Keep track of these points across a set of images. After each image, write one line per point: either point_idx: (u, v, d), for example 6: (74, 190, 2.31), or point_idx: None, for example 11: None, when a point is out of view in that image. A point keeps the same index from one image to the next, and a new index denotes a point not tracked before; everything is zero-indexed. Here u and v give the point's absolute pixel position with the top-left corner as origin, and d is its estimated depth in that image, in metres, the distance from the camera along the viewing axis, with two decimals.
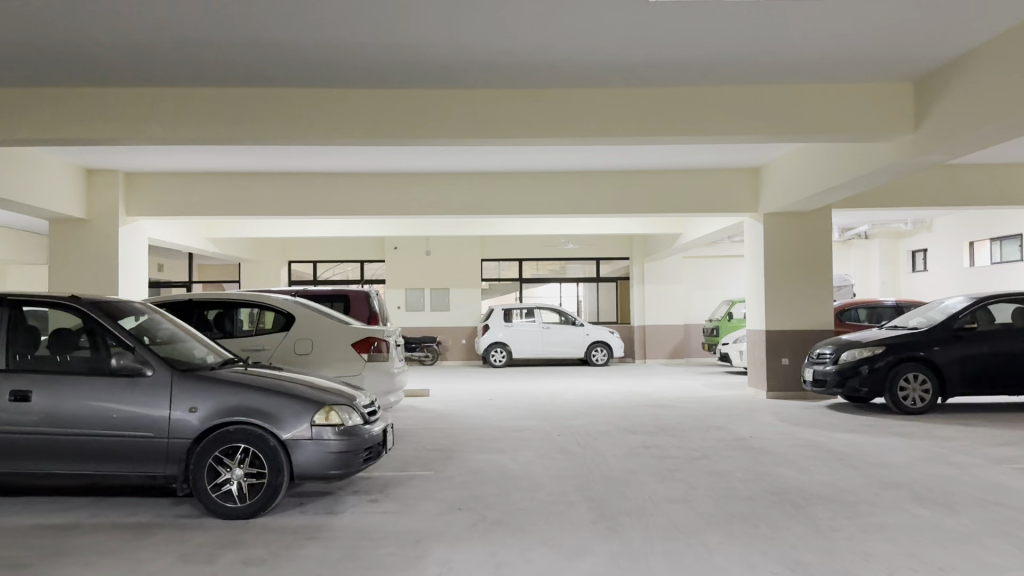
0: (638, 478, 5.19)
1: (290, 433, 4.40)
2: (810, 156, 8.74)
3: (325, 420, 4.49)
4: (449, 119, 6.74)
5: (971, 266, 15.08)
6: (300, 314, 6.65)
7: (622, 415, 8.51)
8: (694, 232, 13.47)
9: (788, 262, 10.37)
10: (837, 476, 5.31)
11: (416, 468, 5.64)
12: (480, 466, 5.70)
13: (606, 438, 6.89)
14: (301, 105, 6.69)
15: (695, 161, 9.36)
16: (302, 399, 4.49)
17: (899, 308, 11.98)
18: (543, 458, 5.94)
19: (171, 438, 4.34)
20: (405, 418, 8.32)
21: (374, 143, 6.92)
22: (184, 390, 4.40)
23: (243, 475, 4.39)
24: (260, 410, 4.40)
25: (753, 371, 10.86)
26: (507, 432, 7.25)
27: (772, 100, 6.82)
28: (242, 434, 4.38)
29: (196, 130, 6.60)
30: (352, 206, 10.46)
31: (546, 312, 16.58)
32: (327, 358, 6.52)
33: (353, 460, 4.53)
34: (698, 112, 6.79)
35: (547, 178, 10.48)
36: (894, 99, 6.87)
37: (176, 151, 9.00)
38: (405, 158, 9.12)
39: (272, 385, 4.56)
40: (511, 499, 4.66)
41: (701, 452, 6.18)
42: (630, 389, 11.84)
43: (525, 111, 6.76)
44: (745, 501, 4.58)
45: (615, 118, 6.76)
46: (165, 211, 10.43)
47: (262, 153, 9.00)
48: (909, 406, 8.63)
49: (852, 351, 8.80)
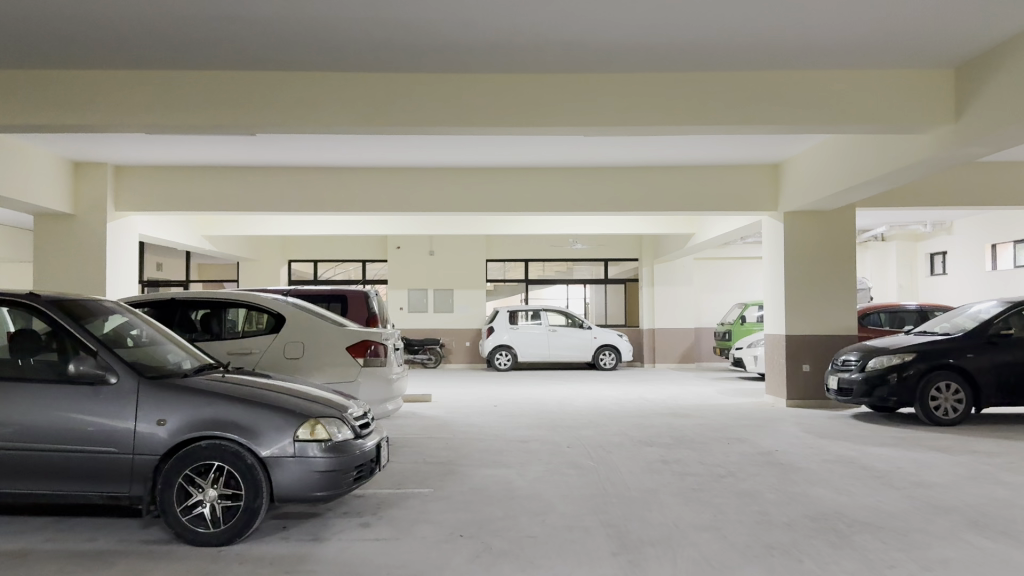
0: (658, 500, 4.68)
1: (270, 450, 3.90)
2: (836, 152, 8.23)
3: (310, 435, 3.98)
4: (454, 105, 6.24)
5: (994, 270, 14.52)
6: (291, 315, 6.14)
7: (636, 424, 8.01)
8: (706, 232, 12.97)
9: (809, 264, 9.86)
10: (879, 498, 4.80)
11: (413, 485, 5.14)
12: (485, 483, 5.19)
13: (620, 451, 6.38)
14: (294, 90, 6.20)
15: (713, 155, 8.85)
16: (285, 410, 3.99)
17: (923, 312, 11.45)
18: (553, 475, 5.44)
19: (136, 454, 3.86)
20: (405, 426, 7.83)
21: (372, 132, 6.44)
22: (152, 400, 3.91)
23: (217, 496, 3.89)
24: (236, 424, 3.90)
25: (771, 378, 10.32)
26: (514, 444, 6.75)
27: (804, 88, 6.29)
28: (216, 451, 3.88)
29: (179, 117, 6.11)
30: (352, 203, 9.98)
31: (553, 314, 16.09)
32: (319, 363, 6.01)
33: (342, 480, 4.02)
34: (723, 98, 6.28)
35: (556, 174, 9.99)
36: (934, 87, 6.34)
37: (166, 142, 8.53)
38: (405, 150, 8.63)
39: (252, 395, 4.07)
40: (518, 524, 4.16)
41: (725, 469, 5.67)
42: (641, 395, 11.31)
43: (536, 96, 6.27)
44: (782, 530, 4.07)
45: (634, 105, 6.26)
46: (155, 207, 9.95)
47: (254, 144, 8.52)
48: (941, 417, 8.10)
49: (880, 358, 8.27)
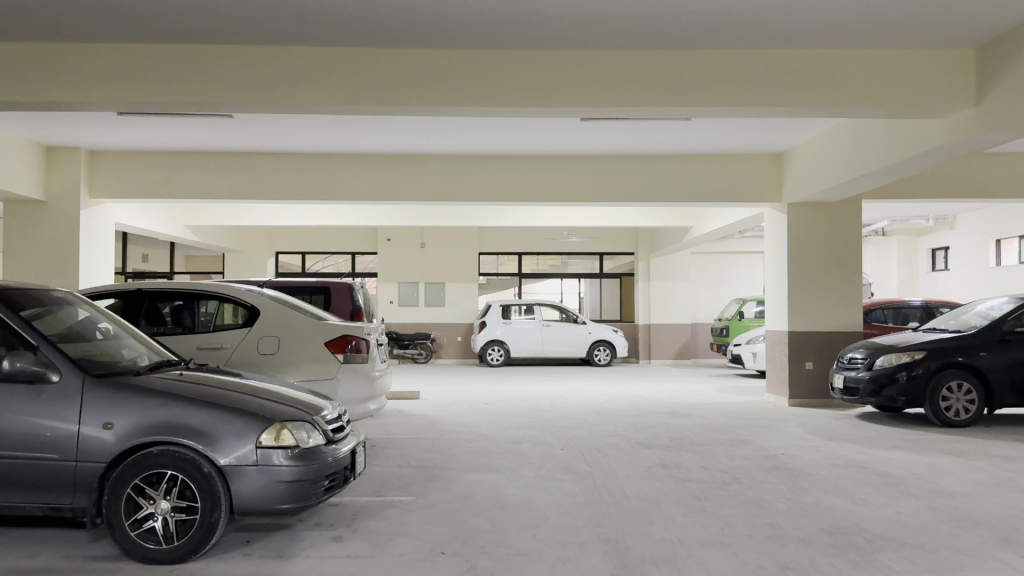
0: (660, 510, 4.30)
1: (229, 458, 3.49)
2: (845, 138, 7.82)
3: (275, 441, 3.57)
4: (442, 80, 5.82)
5: (998, 266, 14.14)
6: (267, 307, 5.73)
7: (633, 424, 7.62)
8: (705, 225, 12.60)
9: (813, 257, 9.48)
10: (899, 509, 4.42)
11: (394, 492, 4.74)
12: (471, 490, 4.80)
13: (617, 454, 5.99)
14: (271, 66, 5.76)
15: (714, 142, 8.47)
16: (247, 413, 3.59)
17: (928, 308, 11.09)
18: (546, 481, 5.05)
19: (79, 461, 3.45)
20: (390, 425, 7.44)
21: (354, 112, 6.02)
22: (97, 401, 3.51)
23: (170, 509, 3.48)
24: (192, 429, 3.49)
25: (773, 375, 9.96)
26: (504, 445, 6.37)
27: (815, 68, 5.89)
28: (168, 458, 3.46)
29: (146, 94, 5.67)
30: (338, 191, 9.56)
31: (546, 309, 15.72)
32: (295, 359, 5.59)
33: (311, 490, 3.61)
34: (730, 78, 5.87)
35: (551, 163, 9.58)
36: (954, 68, 5.94)
37: (141, 124, 8.10)
38: (392, 134, 8.21)
39: (212, 395, 3.66)
40: (506, 539, 3.77)
41: (731, 475, 5.28)
42: (638, 392, 10.93)
43: (528, 73, 5.85)
44: (798, 547, 3.69)
45: (633, 86, 5.86)
46: (131, 194, 9.51)
47: (234, 127, 8.10)
48: (952, 418, 7.73)
49: (889, 356, 7.90)
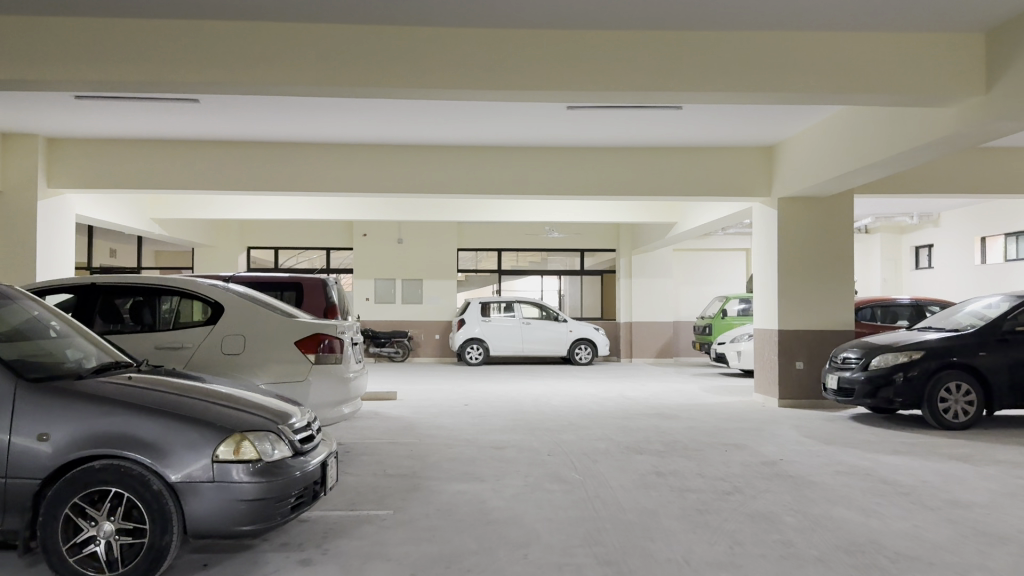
0: (661, 526, 3.96)
1: (182, 474, 3.09)
2: (842, 129, 7.50)
3: (234, 454, 3.17)
4: (424, 61, 5.40)
5: (983, 264, 14.01)
6: (231, 304, 5.29)
7: (621, 427, 7.28)
8: (689, 221, 12.31)
9: (804, 254, 9.20)
10: (917, 523, 4.11)
11: (370, 506, 4.34)
12: (454, 502, 4.41)
13: (608, 460, 5.64)
14: (236, 44, 5.29)
15: (705, 133, 8.16)
16: (203, 423, 3.18)
17: (918, 306, 10.85)
18: (534, 491, 4.68)
19: (11, 477, 3.03)
20: (365, 429, 7.04)
21: (327, 94, 5.58)
22: (32, 409, 3.09)
23: (114, 532, 3.05)
24: (140, 441, 3.08)
25: (762, 375, 9.68)
26: (486, 450, 6.01)
27: (819, 52, 5.54)
28: (112, 474, 3.04)
29: (98, 72, 5.20)
30: (312, 182, 9.11)
31: (527, 306, 15.35)
32: (261, 360, 5.17)
33: (275, 509, 3.20)
34: (731, 60, 5.51)
35: (535, 154, 9.23)
36: (964, 54, 5.63)
37: (99, 108, 7.58)
38: (369, 120, 7.79)
39: (163, 401, 3.24)
40: (496, 562, 3.40)
41: (731, 484, 4.94)
42: (622, 392, 10.62)
43: (518, 54, 5.45)
44: (816, 568, 3.36)
45: (627, 69, 5.49)
46: (91, 184, 8.98)
47: (199, 112, 7.62)
48: (951, 420, 7.48)
49: (884, 355, 7.62)
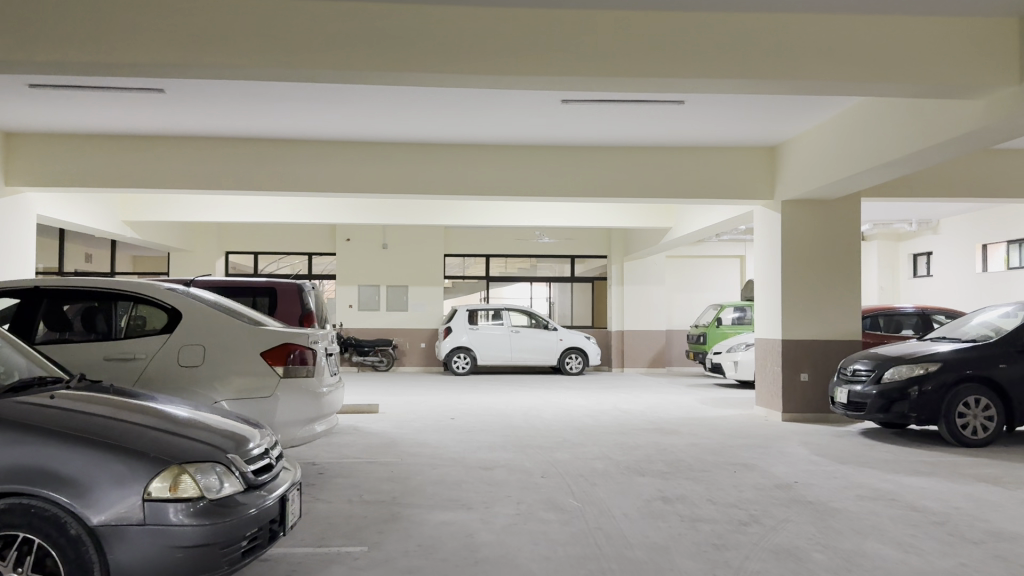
0: (674, 566, 3.44)
1: (105, 516, 2.55)
2: (854, 125, 7.04)
3: (170, 491, 2.64)
4: (400, 40, 4.87)
5: (985, 271, 13.62)
6: (191, 310, 4.75)
7: (619, 444, 6.78)
8: (683, 226, 11.88)
9: (808, 259, 8.75)
10: (962, 561, 3.62)
11: (341, 541, 3.80)
12: (437, 536, 3.89)
13: (608, 484, 5.12)
14: (192, 21, 4.73)
15: (705, 129, 7.67)
16: (134, 454, 2.65)
17: (925, 313, 10.39)
18: (528, 522, 4.16)
19: None
20: (344, 446, 6.52)
21: (297, 78, 5.03)
22: None
23: None
24: (57, 476, 2.55)
25: (764, 387, 9.21)
26: (474, 471, 5.49)
27: (836, 36, 5.07)
28: (21, 517, 2.52)
29: (37, 53, 4.64)
30: (287, 181, 8.57)
31: (516, 314, 14.84)
32: (223, 372, 4.62)
33: (221, 557, 2.66)
34: (741, 45, 5.03)
35: (526, 153, 8.75)
36: (995, 39, 5.17)
37: (53, 98, 7.01)
38: (346, 111, 7.27)
39: (87, 425, 2.71)
40: None
41: (746, 513, 4.43)
42: (616, 404, 10.14)
43: (509, 34, 4.94)
44: None
45: (627, 54, 4.99)
46: (51, 183, 8.41)
47: (162, 101, 7.05)
48: (970, 437, 6.99)
49: (897, 368, 7.14)
